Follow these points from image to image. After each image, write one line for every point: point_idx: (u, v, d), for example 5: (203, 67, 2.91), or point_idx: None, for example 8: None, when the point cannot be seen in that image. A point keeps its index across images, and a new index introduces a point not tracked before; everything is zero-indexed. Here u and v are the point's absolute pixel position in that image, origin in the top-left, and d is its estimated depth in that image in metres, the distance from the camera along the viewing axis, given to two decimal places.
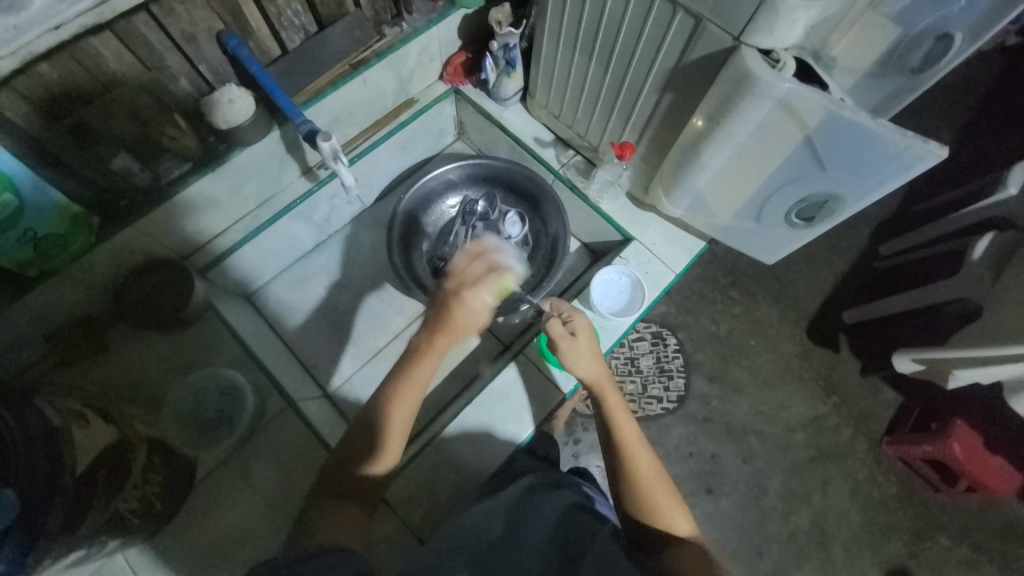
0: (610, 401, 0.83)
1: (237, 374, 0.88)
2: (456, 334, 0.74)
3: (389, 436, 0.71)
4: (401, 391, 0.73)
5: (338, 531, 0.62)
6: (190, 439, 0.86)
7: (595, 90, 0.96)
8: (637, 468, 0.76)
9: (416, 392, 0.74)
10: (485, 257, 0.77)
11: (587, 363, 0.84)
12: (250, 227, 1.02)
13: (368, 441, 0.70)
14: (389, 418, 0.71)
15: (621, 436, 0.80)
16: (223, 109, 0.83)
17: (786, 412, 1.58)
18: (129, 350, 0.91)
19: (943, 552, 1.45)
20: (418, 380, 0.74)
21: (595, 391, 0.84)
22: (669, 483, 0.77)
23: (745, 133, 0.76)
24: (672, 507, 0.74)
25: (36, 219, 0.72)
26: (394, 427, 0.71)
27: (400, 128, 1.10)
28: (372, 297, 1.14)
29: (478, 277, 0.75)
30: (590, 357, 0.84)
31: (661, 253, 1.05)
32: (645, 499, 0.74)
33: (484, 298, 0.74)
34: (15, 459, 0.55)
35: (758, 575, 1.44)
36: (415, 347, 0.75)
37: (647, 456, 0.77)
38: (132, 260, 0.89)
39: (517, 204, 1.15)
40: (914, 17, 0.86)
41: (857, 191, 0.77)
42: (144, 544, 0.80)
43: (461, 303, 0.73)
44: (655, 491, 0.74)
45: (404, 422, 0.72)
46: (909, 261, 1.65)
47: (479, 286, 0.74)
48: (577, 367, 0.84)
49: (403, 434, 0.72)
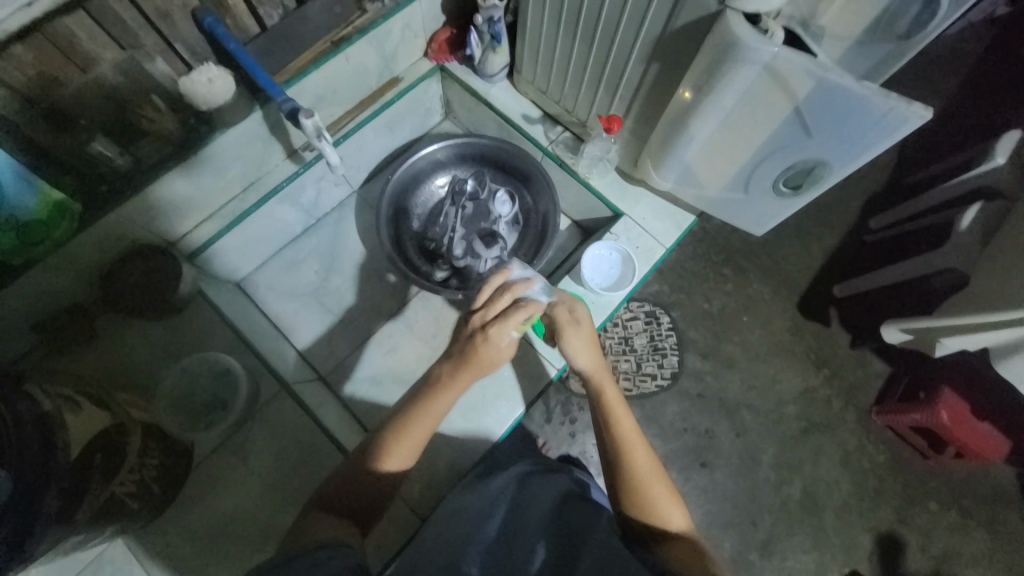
0: (609, 393, 0.84)
1: (231, 358, 0.89)
2: (481, 368, 0.74)
3: (401, 438, 0.72)
4: (416, 420, 0.73)
5: (334, 529, 0.65)
6: (187, 422, 0.87)
7: (581, 63, 0.94)
8: (631, 461, 0.77)
9: (431, 421, 0.74)
10: (510, 289, 0.74)
11: (587, 354, 0.84)
12: (238, 211, 1.01)
13: (380, 436, 0.73)
14: (400, 426, 0.73)
15: (619, 429, 0.80)
16: (203, 89, 0.82)
17: (778, 386, 1.61)
18: (121, 337, 0.90)
19: (930, 517, 1.50)
20: (435, 409, 0.74)
21: (593, 383, 0.84)
22: (665, 476, 0.78)
23: (732, 103, 0.76)
24: (668, 502, 0.75)
25: (18, 204, 0.71)
26: (402, 446, 0.72)
27: (385, 107, 1.08)
28: (364, 280, 1.13)
29: (503, 311, 0.74)
30: (589, 348, 0.84)
31: (650, 226, 1.05)
32: (641, 494, 0.75)
33: (509, 333, 0.73)
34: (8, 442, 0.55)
35: (752, 543, 1.48)
36: (436, 377, 0.75)
37: (642, 446, 0.79)
38: (119, 246, 0.88)
39: (506, 182, 1.15)
40: None
41: (842, 158, 0.77)
42: (146, 526, 0.80)
43: (486, 339, 0.73)
44: (652, 486, 0.76)
45: (413, 446, 0.73)
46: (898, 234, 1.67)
47: (504, 323, 0.73)
48: (576, 357, 0.84)
49: (407, 458, 0.72)
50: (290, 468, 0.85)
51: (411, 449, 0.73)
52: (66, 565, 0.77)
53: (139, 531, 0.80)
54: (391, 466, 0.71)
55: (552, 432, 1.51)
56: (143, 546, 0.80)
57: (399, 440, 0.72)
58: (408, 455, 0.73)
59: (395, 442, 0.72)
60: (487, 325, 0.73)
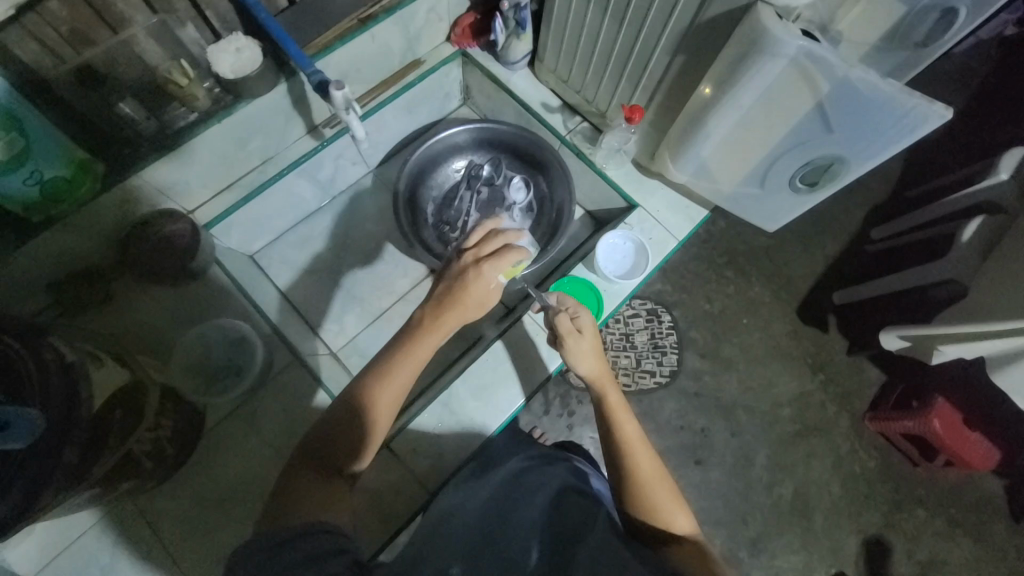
0: (612, 398, 0.85)
1: (248, 325, 0.90)
2: (465, 309, 0.75)
3: (380, 409, 0.70)
4: (396, 368, 0.72)
5: (328, 511, 0.59)
6: (202, 386, 0.87)
7: (605, 52, 0.95)
8: (638, 466, 0.78)
9: (414, 364, 0.74)
10: (500, 235, 0.77)
11: (589, 361, 0.86)
12: (256, 183, 1.01)
13: (358, 388, 0.71)
14: (375, 402, 0.70)
15: (623, 436, 0.81)
16: (230, 58, 0.83)
17: (775, 388, 1.63)
18: (134, 302, 0.89)
19: (918, 523, 1.52)
20: (421, 350, 0.74)
21: (597, 390, 0.86)
22: (670, 480, 0.79)
23: (754, 96, 0.77)
24: (673, 506, 0.76)
25: (43, 160, 0.71)
26: (383, 403, 0.70)
27: (406, 89, 1.09)
28: (376, 260, 1.14)
29: (493, 252, 0.76)
30: (591, 355, 0.86)
31: (664, 219, 1.06)
32: (647, 500, 0.76)
33: (498, 275, 0.75)
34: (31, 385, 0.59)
35: (742, 541, 1.51)
36: (418, 321, 0.75)
37: (646, 452, 0.80)
38: (141, 211, 0.88)
39: (521, 169, 1.16)
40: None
41: (861, 154, 0.79)
42: (158, 488, 0.81)
43: (476, 280, 0.74)
44: (656, 491, 0.77)
45: (399, 390, 0.72)
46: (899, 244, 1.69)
47: (494, 263, 0.74)
48: (579, 365, 0.86)
49: (390, 414, 0.71)
50: (295, 436, 0.84)
51: (391, 403, 0.71)
52: (78, 519, 0.78)
53: (149, 493, 0.81)
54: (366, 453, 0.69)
55: (550, 423, 1.52)
56: (149, 510, 0.80)
57: (379, 411, 0.70)
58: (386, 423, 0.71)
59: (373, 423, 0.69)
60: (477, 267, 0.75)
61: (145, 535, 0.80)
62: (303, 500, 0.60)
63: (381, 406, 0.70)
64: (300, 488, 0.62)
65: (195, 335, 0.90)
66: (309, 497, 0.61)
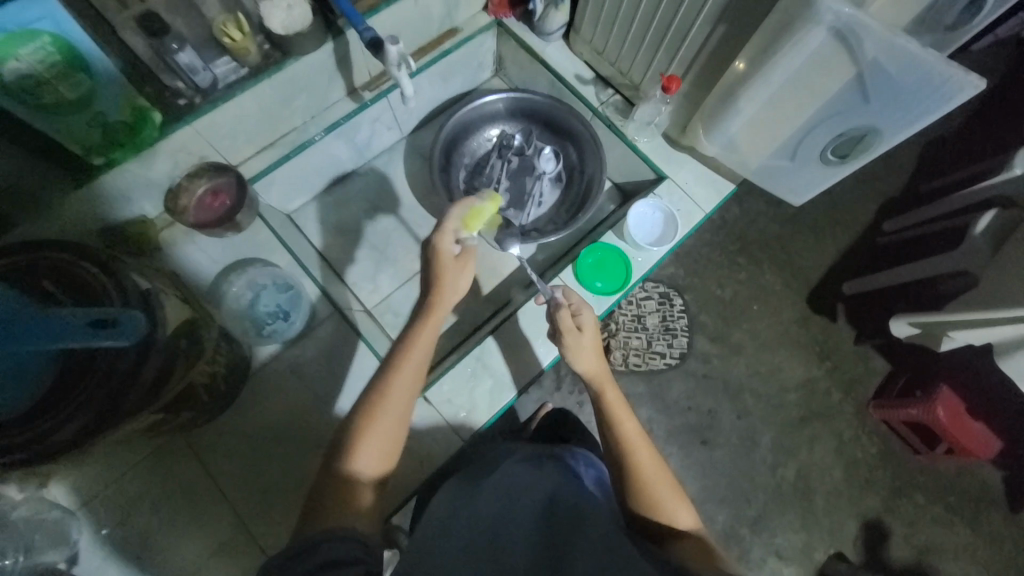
0: (608, 396, 0.87)
1: (303, 273, 0.97)
2: (444, 276, 0.81)
3: (372, 431, 0.71)
4: (403, 363, 0.76)
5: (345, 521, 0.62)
6: (253, 328, 0.93)
7: (646, 22, 0.97)
8: (639, 465, 0.81)
9: (418, 363, 0.77)
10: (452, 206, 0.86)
11: (588, 358, 0.89)
12: (297, 142, 1.04)
13: (372, 388, 0.74)
14: (371, 418, 0.71)
15: (622, 432, 0.84)
16: (282, 14, 0.86)
17: (782, 374, 1.66)
18: (180, 249, 0.93)
19: (916, 508, 1.56)
20: (417, 349, 0.78)
21: (595, 386, 0.88)
22: (673, 479, 0.81)
23: (788, 69, 0.80)
24: (675, 503, 0.79)
25: (107, 103, 0.75)
26: (388, 410, 0.72)
27: (443, 56, 1.11)
28: (408, 225, 1.17)
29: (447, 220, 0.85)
30: (591, 353, 0.89)
31: (692, 191, 1.09)
32: (648, 497, 0.78)
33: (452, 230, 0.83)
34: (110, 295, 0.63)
35: (744, 519, 1.55)
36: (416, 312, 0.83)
37: (646, 450, 0.82)
38: (190, 162, 0.92)
39: (552, 140, 1.19)
40: None
41: (895, 124, 0.82)
42: (210, 425, 0.86)
43: (464, 270, 0.83)
44: (660, 489, 0.79)
45: (406, 403, 0.74)
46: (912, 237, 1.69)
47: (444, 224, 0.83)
48: (578, 361, 0.89)
49: (407, 400, 0.74)
50: (337, 379, 0.91)
51: (400, 417, 0.73)
52: (134, 449, 0.82)
53: (200, 431, 0.86)
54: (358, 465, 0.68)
55: (562, 399, 1.56)
56: (201, 447, 0.85)
57: (372, 428, 0.71)
58: (394, 442, 0.72)
59: (362, 437, 0.70)
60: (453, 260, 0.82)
61: (195, 469, 0.85)
62: (323, 511, 0.64)
63: (373, 433, 0.70)
64: (323, 503, 0.65)
65: (241, 282, 0.97)
66: (331, 501, 0.66)
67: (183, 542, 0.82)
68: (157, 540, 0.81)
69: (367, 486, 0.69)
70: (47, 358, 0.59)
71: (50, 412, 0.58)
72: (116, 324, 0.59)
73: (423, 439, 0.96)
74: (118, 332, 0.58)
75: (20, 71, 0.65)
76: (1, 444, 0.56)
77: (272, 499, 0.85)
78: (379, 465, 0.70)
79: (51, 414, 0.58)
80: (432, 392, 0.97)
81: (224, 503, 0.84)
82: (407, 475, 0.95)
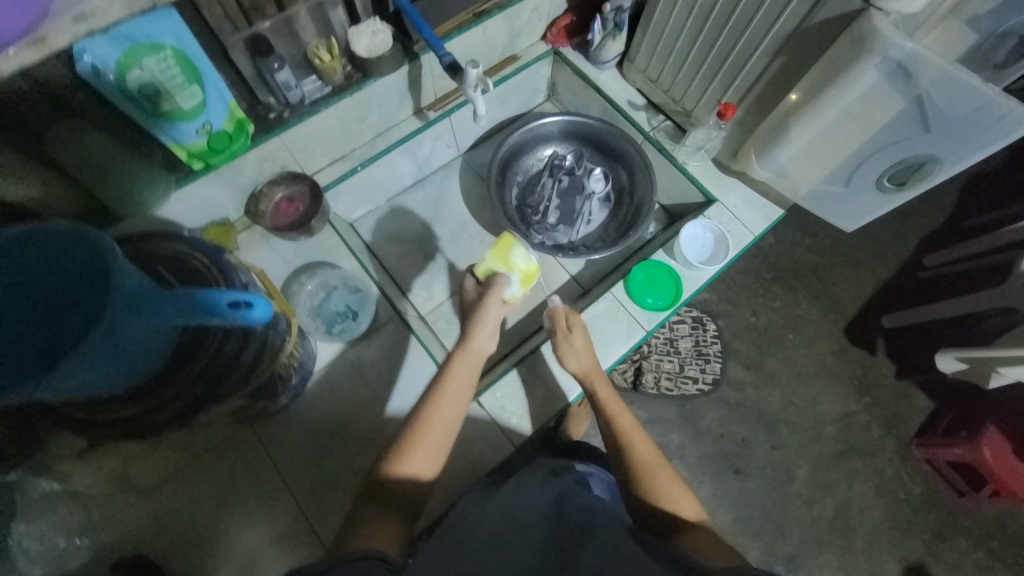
0: (600, 392, 0.89)
1: (369, 277, 1.04)
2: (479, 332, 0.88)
3: (413, 448, 0.72)
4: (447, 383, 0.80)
5: (375, 540, 0.62)
6: (324, 326, 1.00)
7: (702, 53, 1.03)
8: (638, 457, 0.81)
9: (460, 388, 0.79)
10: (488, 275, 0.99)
11: (581, 358, 0.92)
12: (366, 156, 1.11)
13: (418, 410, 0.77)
14: (416, 432, 0.74)
15: (620, 425, 0.85)
16: (366, 40, 0.93)
17: (818, 406, 1.59)
18: (258, 251, 1.02)
19: (960, 554, 1.46)
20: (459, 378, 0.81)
21: (588, 384, 0.91)
22: (672, 469, 0.80)
23: (838, 105, 0.85)
24: (678, 492, 0.76)
25: (212, 113, 0.83)
26: (437, 427, 0.75)
27: (504, 80, 1.17)
28: (460, 238, 1.22)
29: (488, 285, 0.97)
30: (585, 353, 0.92)
31: (741, 214, 1.12)
32: (648, 483, 0.77)
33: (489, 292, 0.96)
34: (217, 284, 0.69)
35: (778, 557, 1.46)
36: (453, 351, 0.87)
37: (644, 442, 0.82)
38: (272, 171, 1.00)
39: (603, 161, 1.23)
40: (1005, 14, 0.84)
41: (954, 152, 0.84)
42: (279, 418, 0.91)
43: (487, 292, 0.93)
44: (661, 478, 0.77)
45: (448, 427, 0.75)
46: (952, 272, 1.65)
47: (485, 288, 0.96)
48: (572, 362, 0.92)
49: (454, 417, 0.76)
50: (394, 378, 0.96)
51: (443, 434, 0.74)
52: (212, 434, 0.88)
53: (267, 422, 0.91)
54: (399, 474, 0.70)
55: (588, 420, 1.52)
56: (267, 437, 0.90)
57: (418, 443, 0.73)
58: (433, 457, 0.73)
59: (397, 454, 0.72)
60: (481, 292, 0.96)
61: (262, 457, 0.89)
62: (360, 535, 0.63)
63: (419, 445, 0.73)
64: (358, 527, 0.64)
65: (314, 283, 1.03)
66: (364, 529, 0.64)
67: (244, 530, 0.85)
68: (222, 527, 0.85)
69: (408, 499, 0.70)
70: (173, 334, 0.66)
71: (167, 389, 0.65)
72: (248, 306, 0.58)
73: (474, 442, 0.99)
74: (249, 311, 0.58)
75: (143, 79, 0.73)
76: (125, 413, 0.64)
77: (324, 492, 0.88)
78: (423, 472, 0.72)
79: (167, 389, 0.65)
80: (486, 397, 1.01)
81: (287, 490, 0.88)
82: (454, 477, 0.97)
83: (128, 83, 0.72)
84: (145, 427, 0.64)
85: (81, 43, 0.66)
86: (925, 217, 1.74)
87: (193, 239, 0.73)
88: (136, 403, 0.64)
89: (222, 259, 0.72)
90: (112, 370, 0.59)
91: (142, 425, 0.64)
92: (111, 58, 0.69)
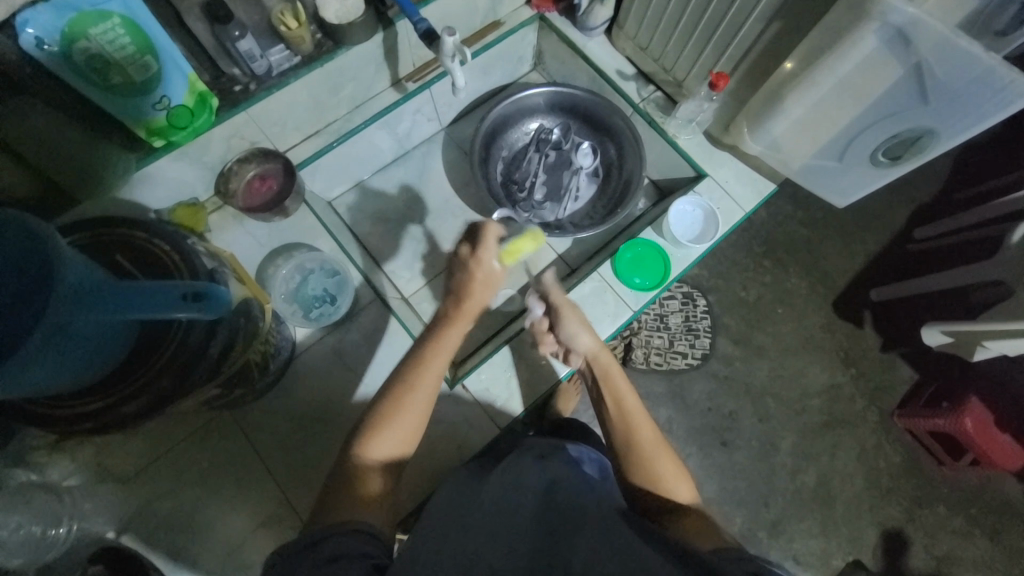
0: (605, 362, 0.87)
1: (348, 261, 1.01)
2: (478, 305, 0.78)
3: (388, 426, 0.69)
4: (427, 360, 0.73)
5: (362, 509, 0.61)
6: (302, 310, 0.98)
7: (695, 18, 0.97)
8: (638, 440, 0.79)
9: (442, 358, 0.74)
10: (489, 233, 0.75)
11: (586, 336, 0.88)
12: (342, 130, 1.05)
13: (394, 383, 0.72)
14: (395, 402, 0.70)
15: (624, 406, 0.82)
16: (336, 5, 0.87)
17: (805, 378, 1.60)
18: (230, 233, 0.98)
19: (938, 519, 1.50)
20: (445, 351, 0.75)
21: (592, 360, 0.88)
22: (672, 452, 0.79)
23: (836, 75, 0.81)
24: (675, 477, 0.76)
25: (169, 86, 0.77)
26: (411, 399, 0.71)
27: (487, 49, 1.11)
28: (443, 215, 1.18)
29: (487, 243, 0.75)
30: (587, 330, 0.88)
31: (732, 189, 1.10)
32: (647, 469, 0.77)
33: (494, 259, 0.76)
34: (176, 272, 0.67)
35: (762, 523, 1.49)
36: (442, 314, 0.78)
37: (647, 422, 0.80)
38: (241, 148, 0.95)
39: (591, 135, 1.18)
40: None
41: (952, 126, 0.81)
42: (258, 403, 0.90)
43: (484, 289, 0.77)
44: (659, 462, 0.77)
45: (424, 403, 0.71)
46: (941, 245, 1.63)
47: (487, 249, 0.75)
48: (579, 338, 0.88)
49: (430, 394, 0.72)
50: (377, 362, 0.95)
51: (424, 407, 0.71)
52: (187, 422, 0.87)
53: (245, 407, 0.89)
54: (378, 453, 0.67)
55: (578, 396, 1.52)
56: (245, 422, 0.89)
57: (391, 421, 0.69)
58: (412, 433, 0.71)
59: (383, 424, 0.69)
60: (477, 255, 0.75)
61: (241, 444, 0.88)
62: (338, 502, 0.62)
63: (391, 426, 0.69)
64: (335, 499, 0.63)
65: (290, 266, 1.00)
66: (348, 492, 0.64)
67: (228, 514, 0.85)
68: (203, 511, 0.84)
69: (386, 478, 0.67)
70: (134, 324, 0.64)
71: (132, 380, 0.63)
72: (204, 297, 0.59)
73: (459, 425, 0.98)
74: (204, 304, 0.59)
75: (90, 51, 0.68)
76: (90, 406, 0.62)
77: (308, 473, 0.88)
78: (394, 453, 0.69)
79: (133, 380, 0.63)
80: (471, 380, 1.00)
81: (270, 475, 0.87)
82: (441, 459, 0.97)
83: (75, 55, 0.68)
84: (109, 420, 0.62)
85: (23, 15, 0.63)
86: (918, 189, 1.71)
87: (151, 223, 0.70)
88: (103, 395, 0.62)
89: (186, 245, 0.69)
90: (63, 365, 0.56)
91: (110, 417, 0.62)
92: (53, 26, 0.65)
